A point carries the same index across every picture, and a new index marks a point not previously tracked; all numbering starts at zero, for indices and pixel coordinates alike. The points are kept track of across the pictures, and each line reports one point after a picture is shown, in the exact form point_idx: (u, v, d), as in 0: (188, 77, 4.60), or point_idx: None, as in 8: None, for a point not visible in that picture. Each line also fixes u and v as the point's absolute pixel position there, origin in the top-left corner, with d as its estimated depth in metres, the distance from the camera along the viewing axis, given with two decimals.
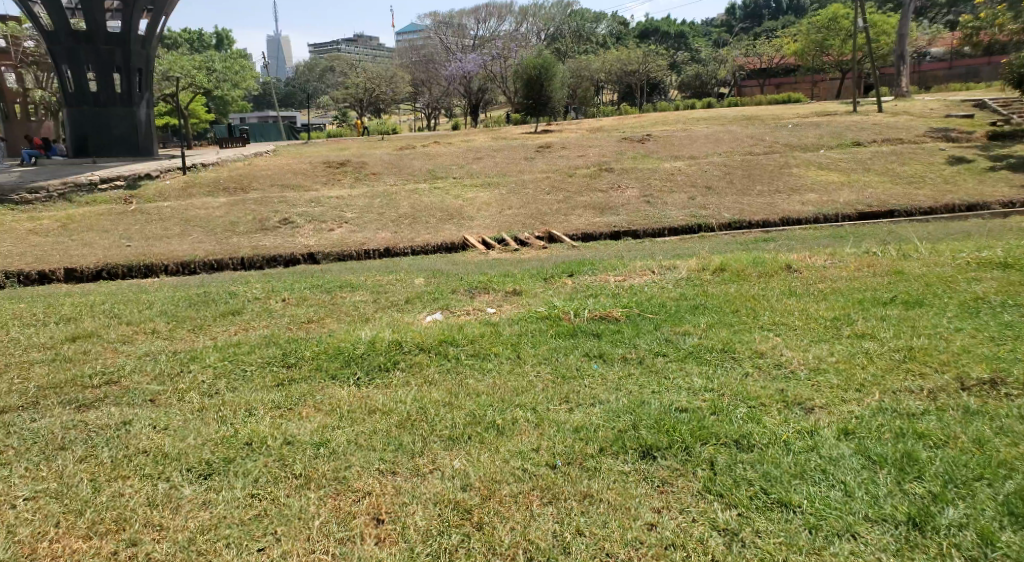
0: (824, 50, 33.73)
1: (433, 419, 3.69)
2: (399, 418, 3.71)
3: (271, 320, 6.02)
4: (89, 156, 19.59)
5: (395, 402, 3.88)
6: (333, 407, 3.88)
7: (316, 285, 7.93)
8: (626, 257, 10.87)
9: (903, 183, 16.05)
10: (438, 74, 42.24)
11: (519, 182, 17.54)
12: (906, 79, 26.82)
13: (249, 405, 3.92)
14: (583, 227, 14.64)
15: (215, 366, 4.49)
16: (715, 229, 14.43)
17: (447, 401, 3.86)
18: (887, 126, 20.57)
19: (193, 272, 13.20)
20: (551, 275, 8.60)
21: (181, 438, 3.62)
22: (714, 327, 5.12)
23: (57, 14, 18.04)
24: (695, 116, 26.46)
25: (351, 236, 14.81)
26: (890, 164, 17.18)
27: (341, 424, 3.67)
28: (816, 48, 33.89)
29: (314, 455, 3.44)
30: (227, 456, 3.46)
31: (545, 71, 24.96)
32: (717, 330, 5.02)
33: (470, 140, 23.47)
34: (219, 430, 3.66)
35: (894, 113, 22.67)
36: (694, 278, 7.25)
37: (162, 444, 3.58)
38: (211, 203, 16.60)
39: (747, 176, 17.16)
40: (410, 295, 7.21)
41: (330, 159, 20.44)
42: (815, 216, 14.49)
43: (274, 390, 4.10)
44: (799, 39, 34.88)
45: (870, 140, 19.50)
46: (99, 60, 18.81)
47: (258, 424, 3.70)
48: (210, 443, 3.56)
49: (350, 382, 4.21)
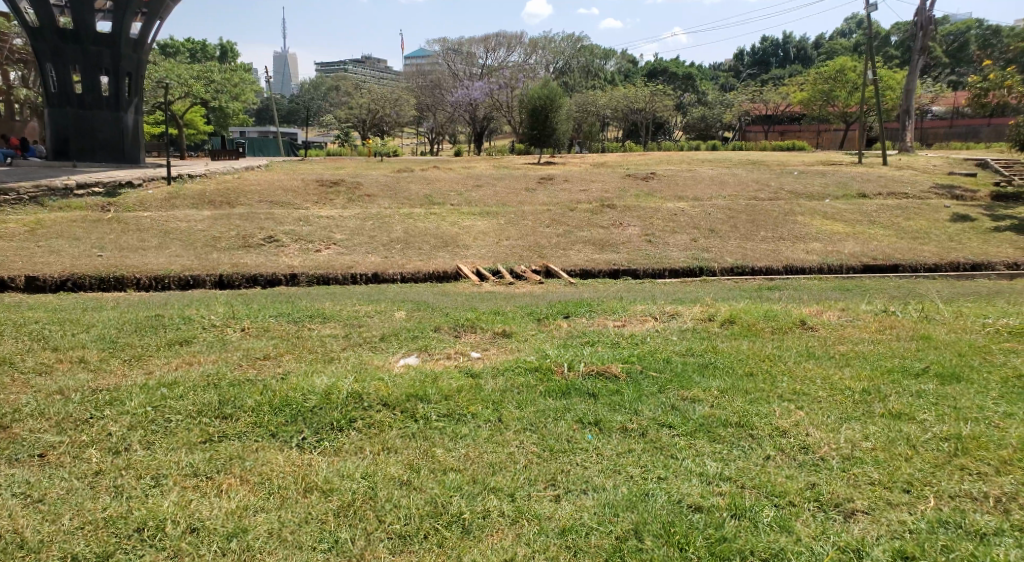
0: (829, 101, 33.35)
1: (382, 507, 3.01)
2: (339, 505, 3.03)
3: (221, 354, 5.44)
4: (69, 159, 18.97)
5: (339, 478, 3.20)
6: (263, 484, 3.20)
7: (285, 312, 7.32)
8: (624, 300, 10.25)
9: (908, 238, 15.49)
10: (447, 98, 41.61)
11: (518, 213, 16.97)
12: (911, 134, 26.32)
13: (159, 470, 3.33)
14: (581, 263, 14.03)
15: (132, 416, 3.84)
16: (717, 274, 13.84)
17: (405, 480, 3.19)
18: (893, 179, 20.09)
19: (167, 287, 12.54)
20: (544, 315, 7.95)
21: (56, 518, 3.02)
22: (727, 393, 4.42)
23: (45, 12, 17.56)
24: (699, 158, 25.99)
25: (339, 259, 14.15)
26: (895, 219, 16.63)
27: (267, 508, 3.03)
28: (821, 98, 33.44)
29: (218, 552, 2.82)
30: (100, 557, 2.82)
31: (550, 101, 24.56)
32: (730, 397, 4.30)
33: (471, 167, 22.97)
34: (107, 508, 3.06)
35: (899, 167, 22.22)
36: (701, 330, 6.58)
37: (28, 525, 2.98)
38: (194, 216, 15.97)
39: (750, 220, 16.61)
40: (387, 330, 6.54)
41: (326, 178, 19.88)
42: (820, 266, 13.90)
43: (198, 451, 3.50)
44: (806, 89, 34.61)
45: (876, 192, 18.99)
46: (87, 60, 18.35)
47: (162, 501, 3.08)
48: (89, 527, 2.96)
49: (291, 445, 3.56)
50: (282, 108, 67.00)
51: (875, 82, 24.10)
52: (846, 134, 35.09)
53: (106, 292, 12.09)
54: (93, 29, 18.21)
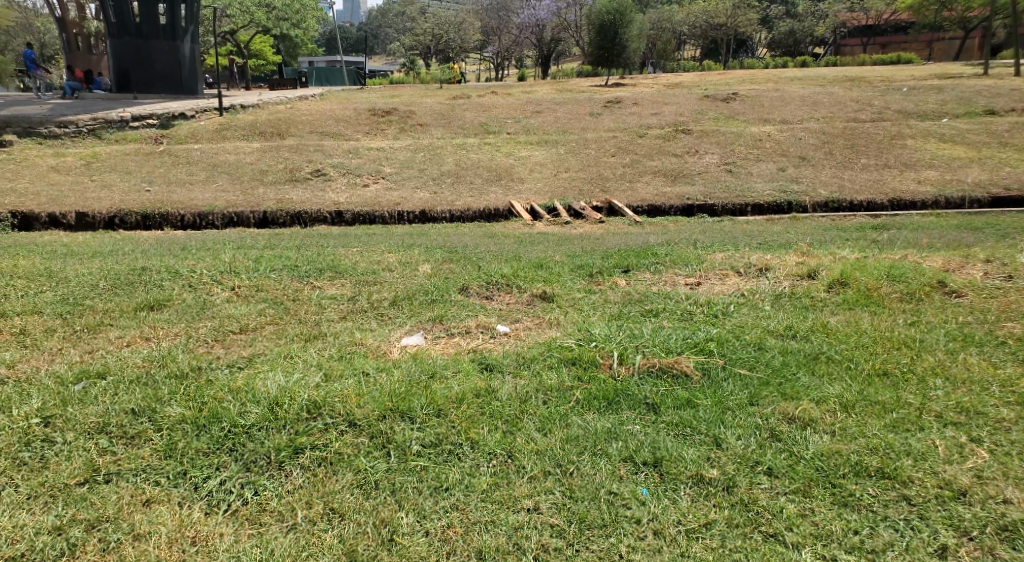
0: (948, 5, 29.71)
1: None
2: None
3: (189, 324, 4.35)
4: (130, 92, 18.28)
5: None
6: None
7: (296, 264, 6.23)
8: (681, 243, 8.85)
9: None
10: (512, 20, 39.57)
11: (582, 141, 15.37)
12: None
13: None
14: (650, 196, 12.51)
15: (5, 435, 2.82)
16: (809, 209, 12.12)
17: None
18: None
19: (211, 224, 11.71)
20: (599, 270, 6.57)
21: None
22: (851, 407, 3.08)
23: None
24: (787, 76, 23.43)
25: (387, 195, 12.98)
26: None
27: None
28: (936, 3, 29.83)
29: None
30: None
31: (621, 17, 22.36)
32: (858, 420, 2.97)
33: (533, 92, 21.26)
34: None
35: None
36: (802, 296, 5.14)
37: None
38: (243, 148, 15.09)
39: (849, 146, 14.57)
40: (402, 292, 5.32)
41: (378, 106, 18.61)
42: (932, 198, 11.97)
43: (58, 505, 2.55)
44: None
45: (1006, 108, 16.45)
46: None
47: None
48: None
49: (190, 496, 2.59)
50: (347, 36, 65.39)
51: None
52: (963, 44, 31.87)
53: (149, 231, 11.35)
54: None
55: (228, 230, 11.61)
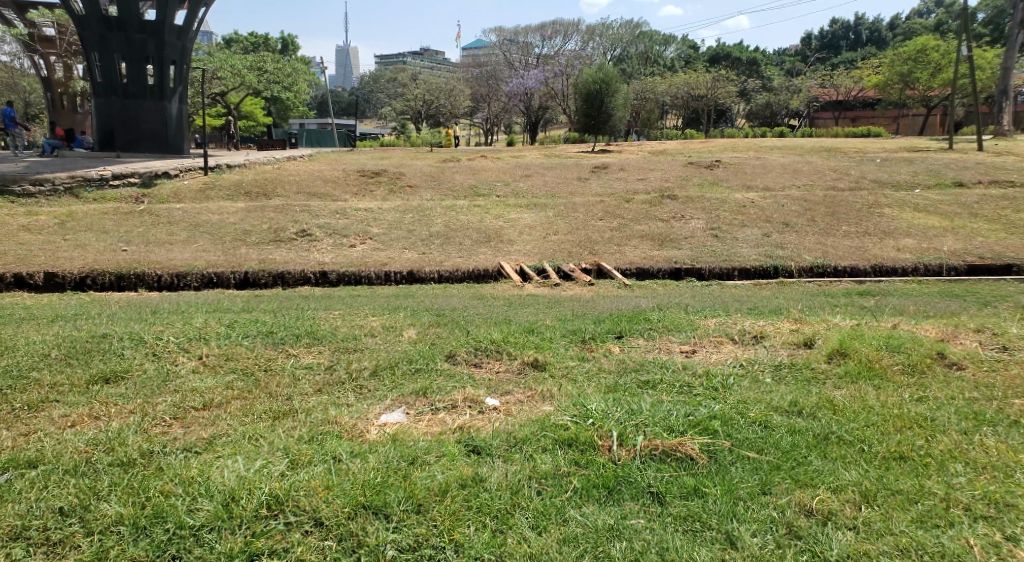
0: (910, 84, 30.45)
1: None
2: None
3: (142, 397, 4.18)
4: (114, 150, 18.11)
5: None
6: None
7: (273, 329, 5.95)
8: (671, 309, 8.67)
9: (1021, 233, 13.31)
10: (501, 87, 40.31)
11: (570, 204, 15.32)
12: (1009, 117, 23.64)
13: None
14: (638, 260, 12.37)
15: None
16: (796, 275, 12.01)
17: None
18: (993, 167, 17.66)
19: (189, 285, 11.40)
20: (590, 336, 6.32)
21: None
22: (873, 496, 2.84)
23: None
24: (769, 145, 23.80)
25: (373, 256, 12.75)
26: (1002, 210, 14.44)
27: None
28: (899, 81, 30.51)
29: None
30: None
31: (607, 86, 22.76)
32: (880, 513, 2.75)
33: (521, 156, 21.36)
34: None
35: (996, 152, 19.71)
36: (803, 366, 4.91)
37: None
38: (227, 207, 14.88)
39: (830, 213, 14.61)
40: (384, 359, 5.04)
41: (367, 167, 18.56)
42: (914, 266, 11.94)
43: None
44: (883, 72, 31.64)
45: (975, 180, 16.67)
46: (130, 49, 17.44)
47: None
48: None
49: None
50: (338, 99, 66.20)
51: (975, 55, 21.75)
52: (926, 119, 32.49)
53: (123, 292, 11.01)
54: (139, 17, 17.29)
55: (206, 291, 11.30)
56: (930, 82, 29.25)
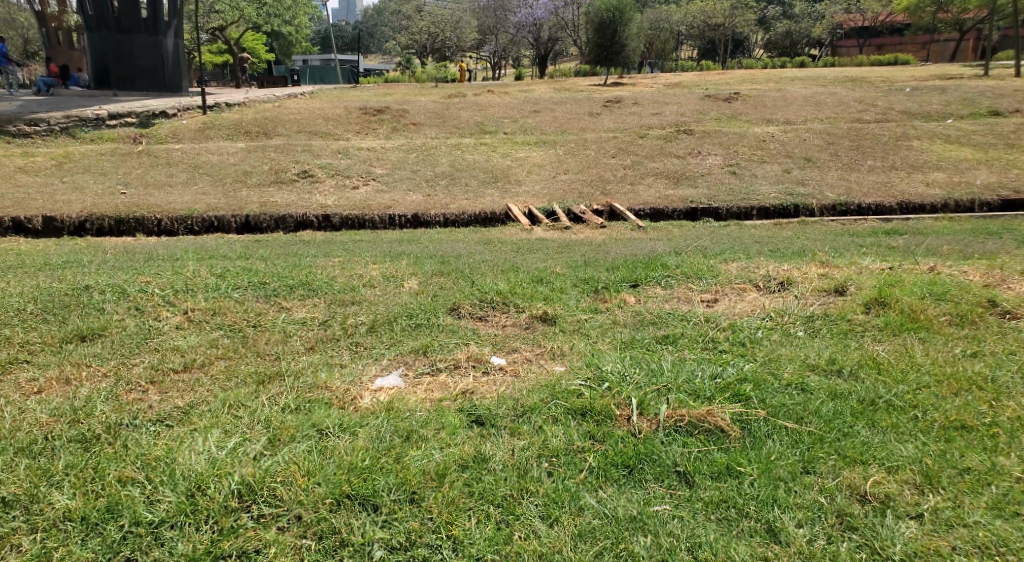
0: (944, 5, 29.10)
1: None
2: None
3: (113, 358, 3.83)
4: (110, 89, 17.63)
5: None
6: None
7: (265, 280, 5.59)
8: (686, 252, 8.26)
9: None
10: (509, 20, 38.97)
11: (580, 141, 14.74)
12: None
13: None
14: (652, 199, 11.88)
15: None
16: (816, 213, 11.50)
17: None
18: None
19: (189, 229, 11.06)
20: (604, 285, 5.92)
21: None
22: (922, 482, 2.58)
23: None
24: (789, 76, 22.83)
25: (378, 198, 12.33)
26: None
27: None
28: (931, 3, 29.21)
29: None
30: None
31: (620, 15, 21.71)
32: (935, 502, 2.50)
33: (529, 91, 20.62)
34: None
35: None
36: (839, 318, 4.52)
37: None
38: (228, 148, 14.42)
39: (854, 146, 13.96)
40: (381, 314, 4.68)
41: (370, 105, 17.93)
42: (943, 201, 11.38)
43: None
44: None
45: (1012, 109, 15.87)
46: None
47: None
48: None
49: None
50: (343, 35, 64.36)
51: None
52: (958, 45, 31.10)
53: (123, 236, 10.70)
54: None
55: (208, 235, 10.96)
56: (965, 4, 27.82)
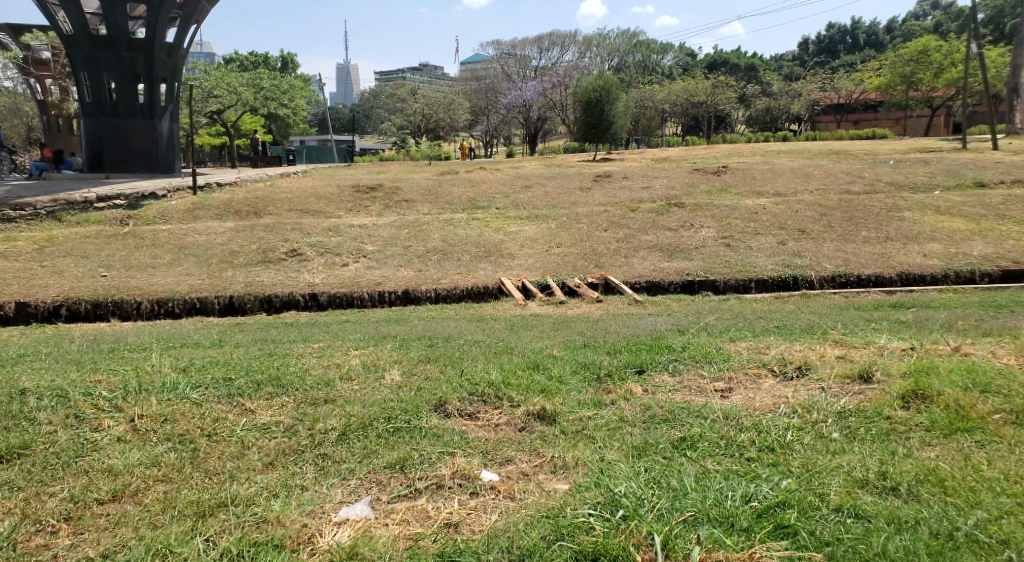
0: (913, 85, 29.46)
1: None
2: None
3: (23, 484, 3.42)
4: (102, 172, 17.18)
5: None
6: None
7: (229, 374, 5.03)
8: (689, 330, 7.76)
9: None
10: (500, 99, 39.48)
11: (573, 215, 14.40)
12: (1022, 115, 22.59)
13: None
14: (649, 273, 11.44)
15: None
16: (816, 285, 11.08)
17: None
18: (1014, 165, 16.76)
19: (170, 312, 10.50)
20: (607, 372, 5.38)
21: None
22: None
23: (76, 17, 16.05)
24: (774, 149, 22.89)
25: (367, 275, 11.87)
26: None
27: None
28: (900, 84, 29.48)
29: None
30: None
31: (607, 93, 21.99)
32: None
33: (522, 167, 20.46)
34: None
35: (1013, 151, 18.76)
36: (875, 414, 4.00)
37: None
38: (215, 228, 13.97)
39: (847, 218, 13.66)
40: (354, 416, 4.13)
41: (362, 182, 17.66)
42: (944, 273, 11.01)
43: None
44: (884, 74, 30.45)
45: (996, 180, 15.72)
46: (119, 67, 16.67)
47: None
48: None
49: None
50: (336, 116, 65.26)
51: (983, 53, 20.90)
52: (930, 121, 31.39)
53: (99, 323, 10.12)
54: (126, 34, 16.62)
55: (189, 318, 10.41)
56: (934, 83, 28.22)
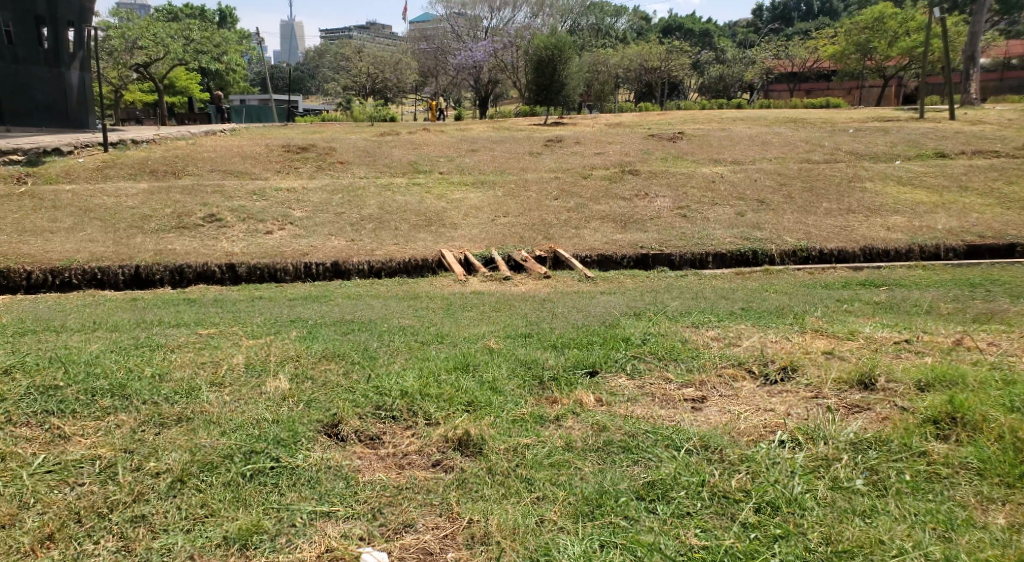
0: (869, 54, 28.69)
1: None
2: None
3: None
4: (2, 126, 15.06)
5: None
6: None
7: (56, 378, 3.88)
8: (645, 315, 6.74)
9: (1016, 208, 11.71)
10: (450, 60, 37.60)
11: (522, 181, 13.27)
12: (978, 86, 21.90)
13: None
14: (599, 245, 10.43)
15: None
16: (777, 260, 10.22)
17: None
18: (972, 135, 16.12)
19: (65, 284, 9.08)
20: (551, 375, 4.26)
21: None
22: None
23: None
24: (730, 117, 22.04)
25: (293, 244, 10.55)
26: (990, 182, 12.87)
27: None
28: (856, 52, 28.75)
29: None
30: None
31: (559, 53, 20.65)
32: None
33: (467, 129, 19.20)
34: None
35: (970, 121, 18.15)
36: (903, 448, 3.11)
37: None
38: (126, 189, 12.37)
39: (808, 188, 12.81)
40: (202, 448, 3.21)
41: (294, 142, 16.18)
42: (908, 247, 10.25)
43: None
44: (839, 42, 29.76)
45: (956, 150, 15.10)
46: (18, 9, 14.44)
47: None
48: None
49: None
50: (280, 77, 62.37)
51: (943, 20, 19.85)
52: (883, 91, 30.83)
53: None
54: None
55: (86, 291, 8.99)
56: (888, 53, 27.67)
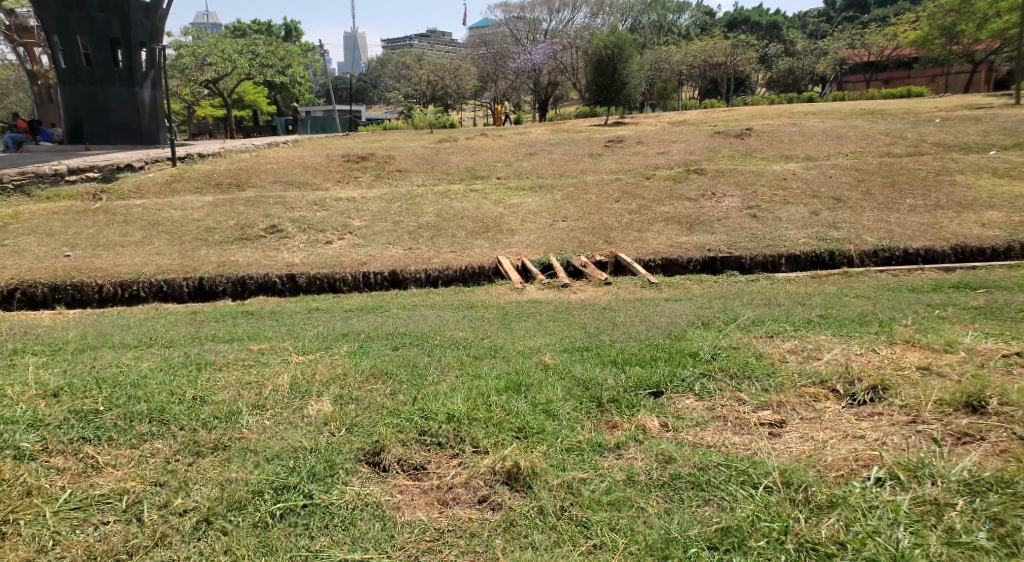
0: (952, 38, 27.16)
1: None
2: None
3: None
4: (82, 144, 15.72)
5: None
6: None
7: (96, 401, 3.71)
8: (716, 325, 6.31)
9: None
10: (510, 64, 37.44)
11: (582, 185, 12.91)
12: None
13: None
14: (663, 248, 9.98)
15: None
16: (855, 261, 9.56)
17: None
18: None
19: (134, 297, 9.18)
20: (611, 396, 3.90)
21: None
22: None
23: None
24: (800, 111, 21.11)
25: (352, 253, 10.47)
26: None
27: None
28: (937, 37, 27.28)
29: None
30: None
31: (619, 52, 20.17)
32: None
33: (526, 133, 18.95)
34: None
35: None
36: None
37: None
38: (192, 202, 12.55)
39: (888, 184, 12.04)
40: (230, 483, 3.07)
41: (354, 152, 16.22)
42: (1005, 245, 9.45)
43: None
44: (919, 28, 28.35)
45: None
46: (94, 30, 15.06)
47: None
48: None
49: None
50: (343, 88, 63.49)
51: None
52: (970, 77, 29.07)
53: (61, 310, 8.86)
54: None
55: (153, 304, 9.07)
56: (974, 37, 26.01)
